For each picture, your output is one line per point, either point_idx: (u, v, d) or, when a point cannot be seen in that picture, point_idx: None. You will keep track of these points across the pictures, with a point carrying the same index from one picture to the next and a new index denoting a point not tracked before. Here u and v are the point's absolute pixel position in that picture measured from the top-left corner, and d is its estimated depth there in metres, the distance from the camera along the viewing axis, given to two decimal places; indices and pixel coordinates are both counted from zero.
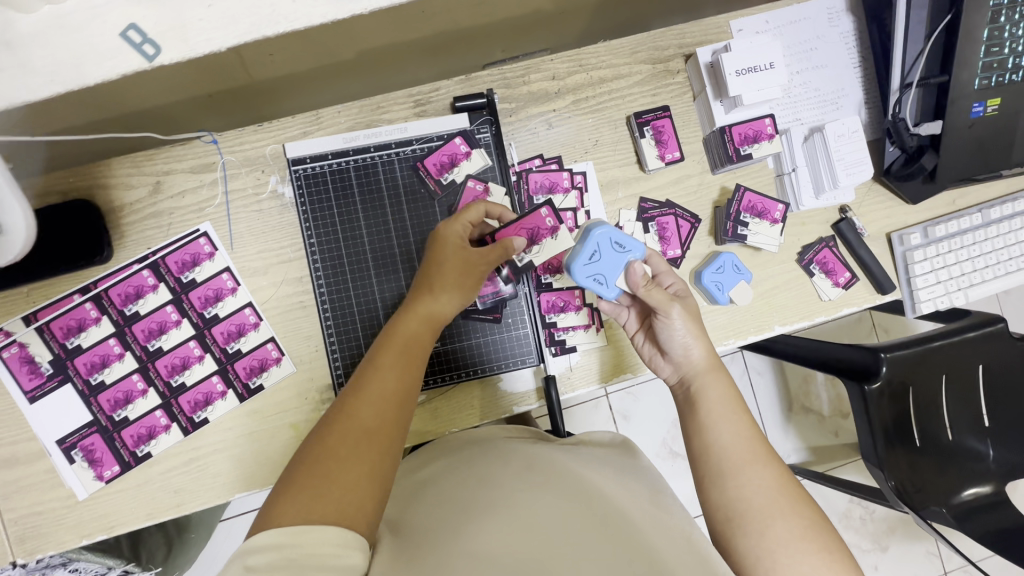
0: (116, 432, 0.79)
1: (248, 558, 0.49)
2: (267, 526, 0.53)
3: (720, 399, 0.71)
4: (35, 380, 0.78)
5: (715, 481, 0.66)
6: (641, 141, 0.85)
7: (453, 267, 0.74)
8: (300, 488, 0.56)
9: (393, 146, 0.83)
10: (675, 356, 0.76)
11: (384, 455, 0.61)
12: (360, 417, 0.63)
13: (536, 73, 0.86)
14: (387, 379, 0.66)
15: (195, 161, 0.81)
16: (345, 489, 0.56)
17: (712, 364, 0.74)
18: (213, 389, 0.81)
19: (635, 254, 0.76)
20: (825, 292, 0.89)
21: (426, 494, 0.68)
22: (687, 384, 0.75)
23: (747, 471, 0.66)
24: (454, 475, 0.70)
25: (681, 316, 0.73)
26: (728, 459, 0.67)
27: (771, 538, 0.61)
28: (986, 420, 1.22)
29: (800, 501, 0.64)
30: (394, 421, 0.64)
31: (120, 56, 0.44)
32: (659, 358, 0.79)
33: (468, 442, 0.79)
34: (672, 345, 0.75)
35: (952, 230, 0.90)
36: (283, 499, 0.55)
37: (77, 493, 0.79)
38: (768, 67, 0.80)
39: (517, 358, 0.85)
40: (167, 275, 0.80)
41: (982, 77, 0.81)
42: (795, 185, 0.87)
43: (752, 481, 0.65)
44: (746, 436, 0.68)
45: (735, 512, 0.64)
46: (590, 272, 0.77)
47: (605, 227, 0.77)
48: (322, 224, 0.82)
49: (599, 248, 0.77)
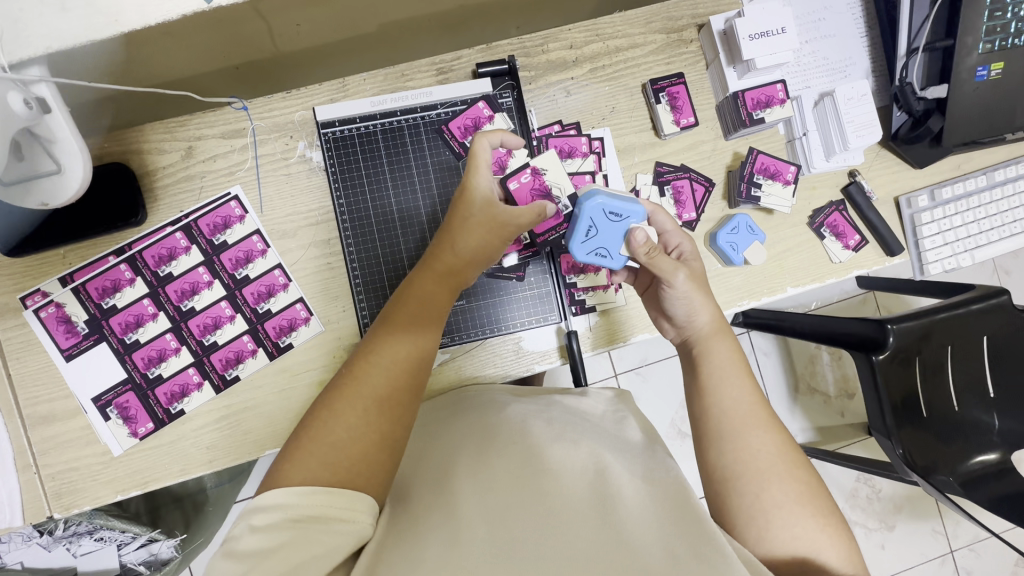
0: (150, 389, 0.82)
1: (254, 518, 0.53)
2: (278, 482, 0.57)
3: (724, 361, 0.70)
4: (71, 339, 0.81)
5: (714, 442, 0.65)
6: (657, 108, 0.88)
7: (475, 229, 0.71)
8: (308, 452, 0.58)
9: (419, 111, 0.86)
10: (679, 321, 0.74)
11: (394, 421, 0.63)
12: (368, 383, 0.63)
13: (554, 42, 0.89)
14: (398, 351, 0.66)
15: (226, 127, 0.84)
16: (354, 455, 0.59)
17: (718, 328, 0.72)
18: (244, 347, 0.83)
19: (634, 219, 0.75)
20: (836, 255, 0.92)
21: (433, 458, 0.70)
22: (689, 346, 0.73)
23: (748, 434, 0.64)
24: (454, 433, 0.72)
25: (686, 282, 0.71)
26: (729, 419, 0.66)
27: (768, 498, 0.60)
28: (993, 391, 1.24)
29: (798, 467, 0.63)
30: (405, 388, 0.65)
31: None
32: (663, 321, 0.78)
33: (479, 395, 0.80)
34: (676, 310, 0.73)
35: (958, 192, 0.94)
36: (293, 458, 0.58)
37: (113, 449, 0.81)
38: (780, 32, 0.83)
39: (539, 317, 0.88)
40: (198, 237, 0.83)
41: (986, 41, 0.84)
42: (806, 149, 0.90)
43: (753, 445, 0.64)
44: (752, 400, 0.67)
45: (732, 473, 0.63)
46: (591, 247, 0.76)
47: (595, 199, 0.75)
48: (349, 186, 0.85)
49: (595, 222, 0.75)
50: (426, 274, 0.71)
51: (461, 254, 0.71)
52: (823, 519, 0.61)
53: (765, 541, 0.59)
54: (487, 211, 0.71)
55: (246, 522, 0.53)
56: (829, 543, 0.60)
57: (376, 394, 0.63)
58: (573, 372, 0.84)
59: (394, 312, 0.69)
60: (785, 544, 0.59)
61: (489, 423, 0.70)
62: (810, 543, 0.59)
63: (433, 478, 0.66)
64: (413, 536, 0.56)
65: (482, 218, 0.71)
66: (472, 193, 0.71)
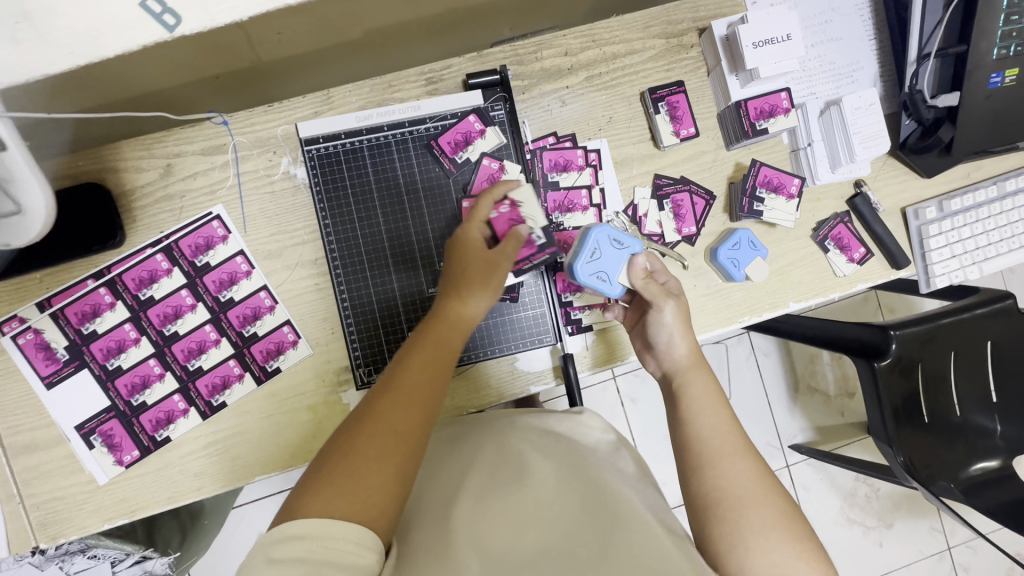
0: (135, 416, 0.80)
1: (270, 550, 0.48)
2: (293, 515, 0.52)
3: (702, 396, 0.68)
4: (51, 366, 0.78)
5: (697, 470, 0.63)
6: (655, 118, 0.85)
7: (475, 271, 0.72)
8: (327, 487, 0.54)
9: (407, 125, 0.83)
10: (659, 351, 0.73)
11: (407, 458, 0.59)
12: (389, 417, 0.60)
13: (549, 49, 0.85)
14: (410, 381, 0.64)
15: (205, 143, 0.80)
16: (376, 497, 0.55)
17: (698, 361, 0.71)
18: (230, 372, 0.81)
19: (634, 250, 0.74)
20: (839, 268, 0.89)
21: (436, 499, 0.66)
22: (670, 379, 0.71)
23: (730, 461, 0.62)
24: (461, 473, 0.69)
25: (672, 315, 0.71)
26: (713, 445, 0.64)
27: (744, 524, 0.58)
28: (993, 396, 1.22)
29: (777, 492, 0.61)
30: (425, 423, 0.62)
31: (141, 28, 0.43)
32: (647, 354, 0.77)
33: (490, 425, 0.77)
34: (658, 339, 0.72)
35: (967, 203, 0.90)
36: (310, 493, 0.54)
37: (98, 477, 0.79)
38: (786, 39, 0.79)
39: (534, 339, 0.85)
40: (180, 258, 0.80)
41: (1001, 46, 0.80)
42: (810, 160, 0.86)
43: (732, 473, 0.62)
44: (728, 429, 0.65)
45: (712, 499, 0.61)
46: (591, 270, 0.74)
47: (604, 227, 0.74)
48: (335, 204, 0.82)
49: (600, 247, 0.74)
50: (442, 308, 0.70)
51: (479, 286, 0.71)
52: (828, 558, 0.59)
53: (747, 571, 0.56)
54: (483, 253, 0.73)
55: (263, 554, 0.48)
56: None
57: (395, 429, 0.60)
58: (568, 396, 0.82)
59: (414, 343, 0.68)
60: None
61: (486, 455, 0.70)
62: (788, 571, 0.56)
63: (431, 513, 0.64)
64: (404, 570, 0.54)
65: (484, 262, 0.72)
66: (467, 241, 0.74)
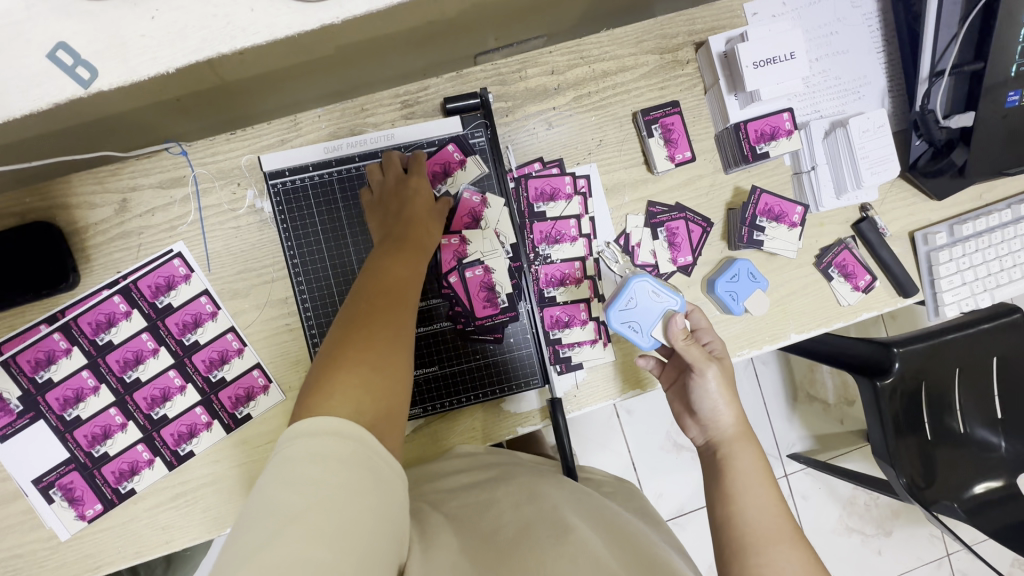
0: (97, 469, 0.75)
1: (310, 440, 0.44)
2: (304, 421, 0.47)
3: (750, 471, 0.63)
4: (4, 418, 0.73)
5: (738, 555, 0.57)
6: (649, 141, 0.79)
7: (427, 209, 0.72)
8: (333, 389, 0.50)
9: (380, 155, 0.77)
10: (703, 416, 0.67)
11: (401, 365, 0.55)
12: (378, 326, 0.56)
13: (534, 67, 0.79)
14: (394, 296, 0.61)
15: (163, 175, 0.74)
16: (381, 391, 0.52)
17: (743, 432, 0.66)
18: (197, 420, 0.76)
19: (674, 305, 0.71)
20: (843, 297, 0.84)
21: (453, 547, 0.56)
22: (714, 448, 0.66)
23: (776, 548, 0.56)
24: (486, 520, 0.61)
25: (715, 380, 0.66)
26: (756, 529, 0.58)
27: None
28: (998, 412, 1.17)
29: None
30: (411, 327, 0.59)
31: (51, 83, 0.38)
32: (685, 418, 0.71)
33: (515, 473, 0.71)
34: (701, 405, 0.67)
35: (979, 227, 0.85)
36: (313, 405, 0.48)
37: (59, 533, 0.74)
38: (789, 58, 0.73)
39: (521, 379, 0.80)
40: (140, 300, 0.75)
41: (1021, 62, 0.73)
42: (814, 185, 0.80)
43: (779, 562, 0.55)
44: (776, 512, 0.59)
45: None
46: (624, 318, 0.72)
47: (646, 276, 0.71)
48: (304, 240, 0.76)
49: (636, 296, 0.71)
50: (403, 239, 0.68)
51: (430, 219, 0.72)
52: None
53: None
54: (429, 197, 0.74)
55: (301, 447, 0.44)
56: None
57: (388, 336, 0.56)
58: (557, 443, 0.77)
59: (386, 263, 0.65)
60: None
61: (504, 486, 0.68)
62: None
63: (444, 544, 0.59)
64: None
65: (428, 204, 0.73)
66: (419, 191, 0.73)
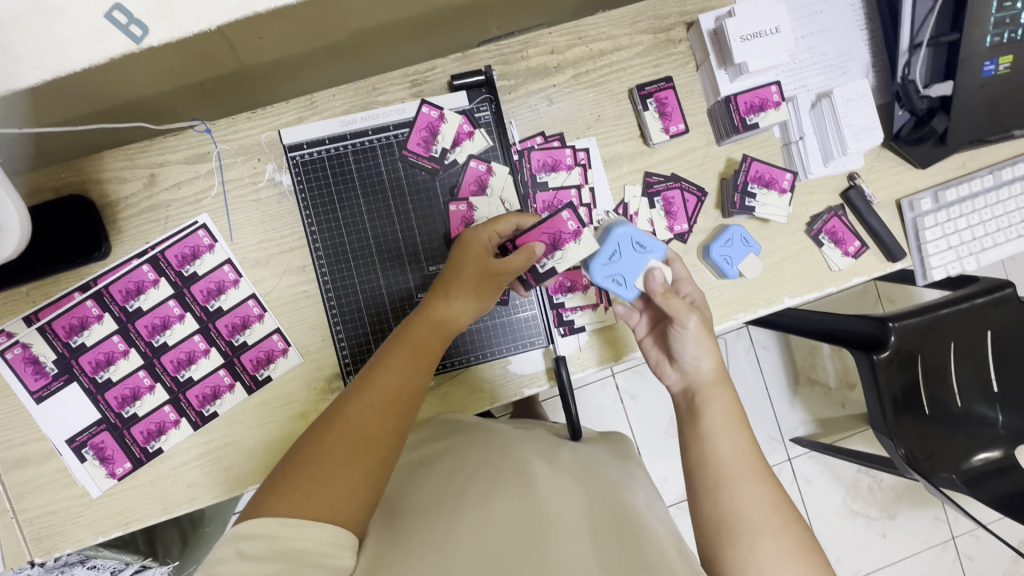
0: (126, 429, 0.79)
1: (240, 544, 0.49)
2: (259, 513, 0.53)
3: (722, 415, 0.66)
4: (40, 380, 0.78)
5: (710, 490, 0.62)
6: (644, 115, 0.83)
7: (465, 281, 0.71)
8: (294, 488, 0.55)
9: (392, 128, 0.82)
10: (684, 365, 0.71)
11: (368, 474, 0.58)
12: (359, 422, 0.60)
13: (534, 48, 0.84)
14: (388, 384, 0.64)
15: (189, 152, 0.80)
16: (342, 484, 0.56)
17: (721, 377, 0.69)
18: (221, 382, 0.80)
19: (655, 255, 0.75)
20: (834, 262, 0.87)
21: (420, 493, 0.64)
22: (691, 394, 0.70)
23: (744, 484, 0.61)
24: (451, 464, 0.67)
25: (697, 326, 0.69)
26: (728, 467, 0.62)
27: (760, 553, 0.56)
28: (996, 385, 1.13)
29: (796, 520, 0.59)
30: (393, 414, 0.62)
31: (107, 39, 0.43)
32: (665, 365, 0.75)
33: (490, 431, 0.75)
34: (683, 354, 0.71)
35: (962, 193, 0.89)
36: (278, 490, 0.55)
37: (91, 490, 0.78)
38: (774, 32, 0.78)
39: (527, 340, 0.84)
40: (167, 269, 0.79)
41: (994, 34, 0.78)
42: (802, 153, 0.85)
43: (746, 497, 0.60)
44: (747, 451, 0.64)
45: (726, 524, 0.59)
46: (609, 271, 0.76)
47: (627, 226, 0.76)
48: (321, 211, 0.81)
49: (620, 248, 0.75)
50: (401, 339, 0.68)
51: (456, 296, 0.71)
52: None
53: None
54: (478, 258, 0.72)
55: (233, 548, 0.49)
56: None
57: (347, 473, 0.57)
58: (562, 403, 0.80)
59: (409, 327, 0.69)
60: None
61: (489, 456, 0.67)
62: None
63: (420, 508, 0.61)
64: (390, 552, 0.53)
65: (479, 269, 0.72)
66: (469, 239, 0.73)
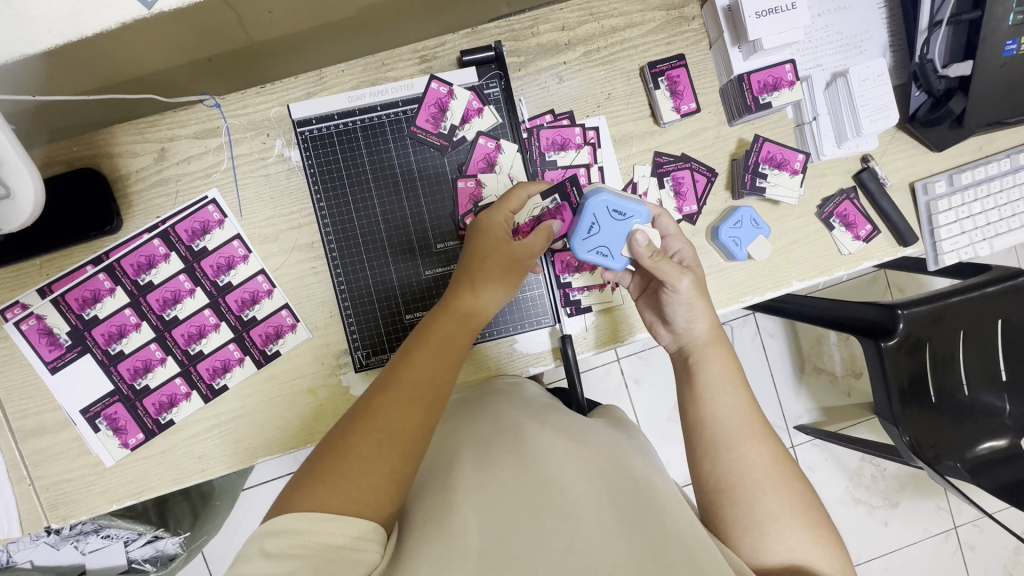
0: (139, 400, 0.80)
1: (265, 542, 0.50)
2: (287, 509, 0.53)
3: (719, 372, 0.71)
4: (55, 351, 0.79)
5: (709, 453, 0.66)
6: (655, 93, 0.82)
7: (490, 268, 0.70)
8: (316, 485, 0.55)
9: (400, 105, 0.82)
10: (678, 328, 0.74)
11: (398, 470, 0.57)
12: (386, 418, 0.59)
13: (545, 24, 0.83)
14: (414, 380, 0.62)
15: (199, 127, 0.80)
16: (374, 480, 0.56)
17: (714, 338, 0.72)
18: (230, 355, 0.81)
19: (636, 220, 0.74)
20: (845, 246, 0.86)
21: (435, 464, 0.67)
22: (686, 355, 0.74)
23: (739, 447, 0.65)
24: (454, 440, 0.69)
25: (690, 289, 0.71)
26: (724, 432, 0.66)
27: (760, 510, 0.61)
28: (1003, 373, 1.09)
29: (791, 480, 0.64)
30: (421, 411, 0.61)
31: (117, 4, 0.45)
32: (659, 326, 0.78)
33: (488, 401, 0.74)
34: (677, 316, 0.73)
35: (978, 175, 0.88)
36: (303, 488, 0.55)
37: (104, 460, 0.79)
38: (790, 7, 0.76)
39: (533, 320, 0.85)
40: (177, 243, 0.80)
41: (1018, 11, 0.76)
42: (816, 135, 0.84)
43: (746, 456, 0.64)
44: (744, 412, 0.68)
45: (723, 485, 0.64)
46: (593, 246, 0.75)
47: (599, 196, 0.74)
48: (329, 187, 0.81)
49: (597, 219, 0.74)
50: (426, 334, 0.66)
51: (480, 290, 0.69)
52: (810, 538, 0.61)
53: (759, 553, 0.60)
54: (501, 245, 0.71)
55: (256, 546, 0.50)
56: (820, 554, 0.60)
57: (377, 471, 0.56)
58: (568, 380, 0.81)
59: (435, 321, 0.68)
60: (776, 553, 0.59)
61: (502, 423, 0.67)
62: (804, 557, 0.59)
63: (438, 480, 0.63)
64: (410, 532, 0.56)
65: (505, 253, 0.71)
66: (489, 227, 0.72)
